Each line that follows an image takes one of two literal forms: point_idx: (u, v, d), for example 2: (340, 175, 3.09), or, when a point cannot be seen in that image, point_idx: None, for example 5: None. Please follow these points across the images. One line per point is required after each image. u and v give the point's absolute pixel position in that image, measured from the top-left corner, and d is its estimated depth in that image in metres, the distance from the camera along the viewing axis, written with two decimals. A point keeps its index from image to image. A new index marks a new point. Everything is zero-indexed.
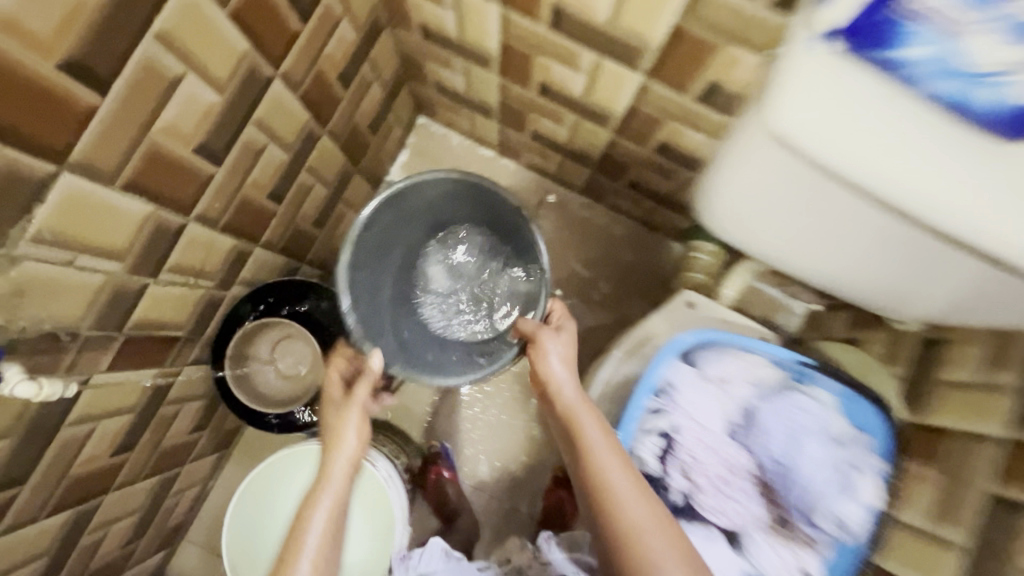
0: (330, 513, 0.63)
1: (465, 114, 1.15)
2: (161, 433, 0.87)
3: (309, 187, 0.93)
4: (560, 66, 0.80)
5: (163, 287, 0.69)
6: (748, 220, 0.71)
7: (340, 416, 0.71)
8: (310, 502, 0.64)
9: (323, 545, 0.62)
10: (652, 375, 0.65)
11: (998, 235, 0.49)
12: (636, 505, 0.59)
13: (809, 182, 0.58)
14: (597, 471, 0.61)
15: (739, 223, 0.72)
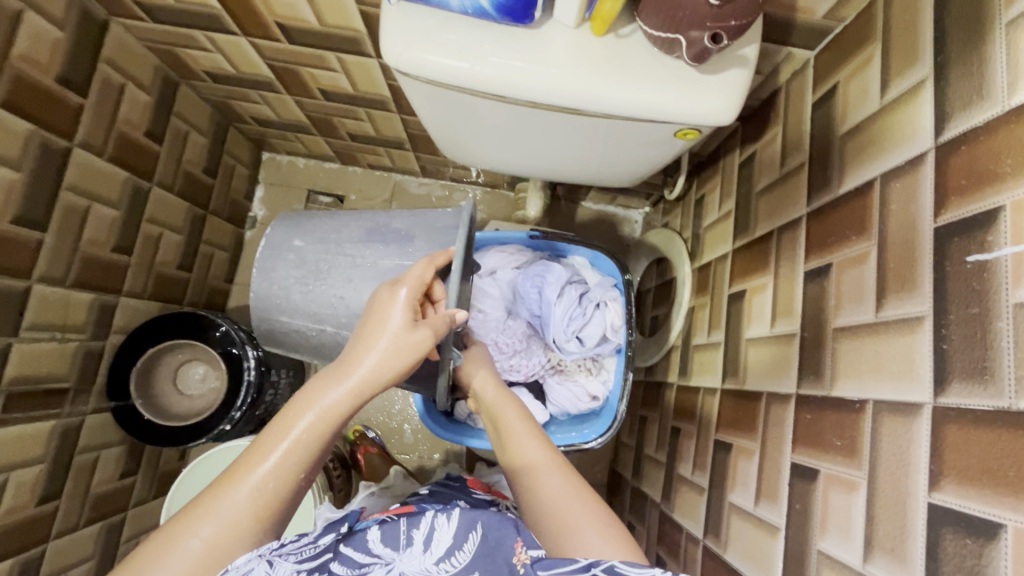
0: (311, 435, 0.51)
1: (294, 138, 1.30)
2: (85, 480, 0.99)
3: (158, 236, 1.07)
4: (321, 71, 0.95)
5: (27, 343, 0.82)
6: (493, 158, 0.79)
7: (391, 314, 0.55)
8: (306, 398, 0.52)
9: (272, 477, 0.50)
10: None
11: (568, 97, 0.57)
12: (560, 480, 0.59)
13: (446, 103, 0.65)
14: (523, 452, 0.62)
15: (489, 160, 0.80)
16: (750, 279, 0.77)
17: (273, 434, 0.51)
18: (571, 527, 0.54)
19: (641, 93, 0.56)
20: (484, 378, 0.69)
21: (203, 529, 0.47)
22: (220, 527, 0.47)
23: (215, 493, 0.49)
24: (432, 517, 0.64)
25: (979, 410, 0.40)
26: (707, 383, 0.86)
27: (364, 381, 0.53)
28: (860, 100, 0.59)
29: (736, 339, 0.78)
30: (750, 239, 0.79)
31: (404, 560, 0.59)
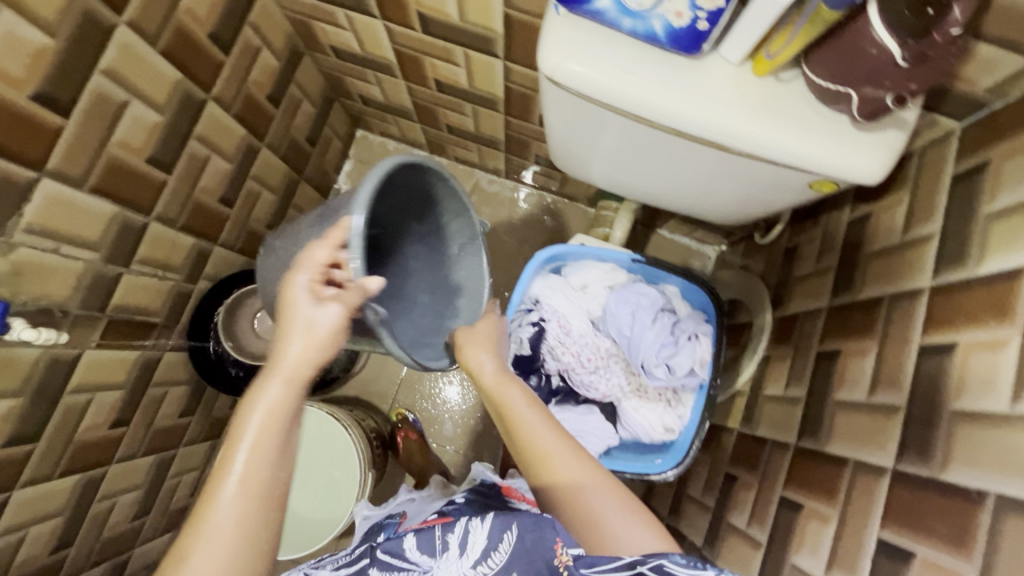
0: (267, 428, 0.51)
1: (392, 120, 1.34)
2: (152, 412, 1.03)
3: (257, 194, 1.11)
4: (443, 63, 0.98)
5: (134, 276, 0.86)
6: (599, 166, 0.78)
7: (298, 298, 0.55)
8: (250, 400, 0.52)
9: (256, 470, 0.50)
10: (525, 286, 0.78)
11: (720, 130, 0.57)
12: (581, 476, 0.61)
13: (583, 113, 0.66)
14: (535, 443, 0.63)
15: (592, 168, 0.80)
16: (847, 340, 0.75)
17: (233, 438, 0.50)
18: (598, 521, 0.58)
19: (794, 138, 0.56)
20: (484, 358, 0.69)
21: (201, 551, 0.47)
22: (221, 544, 0.47)
23: (195, 519, 0.48)
24: (466, 522, 0.63)
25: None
26: (777, 436, 0.84)
27: (312, 359, 0.54)
28: (1016, 182, 0.57)
29: (822, 399, 0.76)
30: (852, 300, 0.77)
31: (441, 567, 0.61)
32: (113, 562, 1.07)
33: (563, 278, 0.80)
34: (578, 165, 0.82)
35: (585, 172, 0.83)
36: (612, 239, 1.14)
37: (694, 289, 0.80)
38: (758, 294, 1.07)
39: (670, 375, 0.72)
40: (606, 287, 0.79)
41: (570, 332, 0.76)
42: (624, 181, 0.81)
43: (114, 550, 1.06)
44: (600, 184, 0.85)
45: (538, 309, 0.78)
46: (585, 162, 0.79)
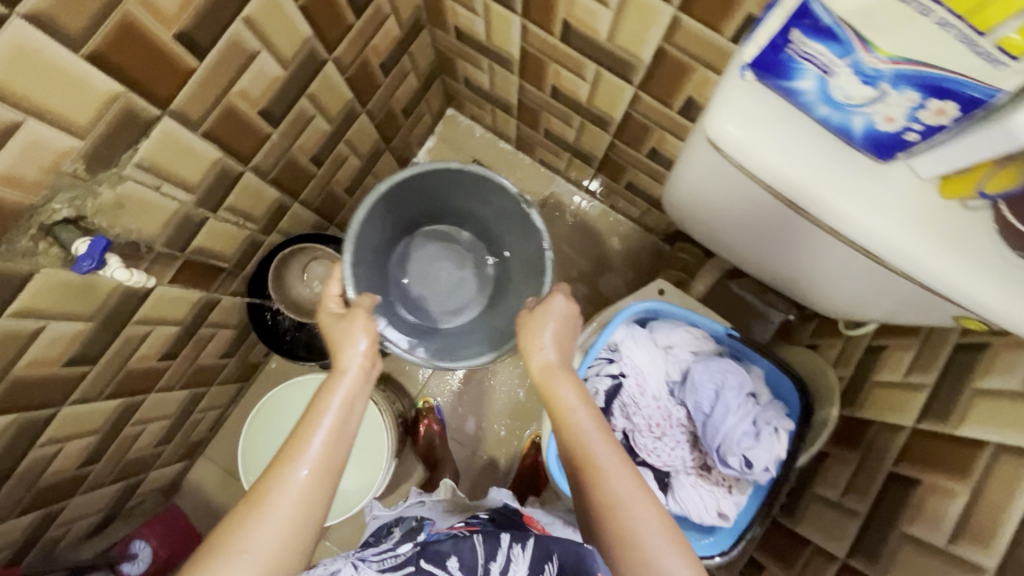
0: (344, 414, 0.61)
1: (490, 110, 1.30)
2: (198, 350, 1.03)
3: (347, 158, 1.09)
4: (569, 73, 0.93)
5: (218, 221, 0.85)
6: (710, 215, 0.76)
7: (357, 337, 0.67)
8: (330, 387, 0.63)
9: (329, 441, 0.58)
10: (608, 332, 0.75)
11: (886, 244, 0.52)
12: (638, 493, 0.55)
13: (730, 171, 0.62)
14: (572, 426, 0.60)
15: (700, 217, 0.78)
16: (930, 473, 0.71)
17: (312, 418, 0.59)
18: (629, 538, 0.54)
19: (969, 272, 0.51)
20: (545, 345, 0.67)
21: (280, 501, 0.54)
22: (292, 498, 0.54)
23: (281, 469, 0.55)
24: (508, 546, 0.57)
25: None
26: (822, 543, 0.81)
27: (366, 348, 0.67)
28: None
29: (886, 524, 0.73)
30: (945, 433, 0.73)
31: None
32: (129, 481, 1.09)
33: (649, 332, 0.76)
34: (685, 213, 0.80)
35: (690, 220, 0.81)
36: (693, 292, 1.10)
37: (779, 374, 0.77)
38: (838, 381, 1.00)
39: (745, 468, 0.68)
40: (692, 352, 0.75)
41: (645, 391, 0.74)
42: (730, 234, 0.78)
43: (133, 471, 1.08)
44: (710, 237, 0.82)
45: (616, 359, 0.75)
46: (702, 216, 0.77)
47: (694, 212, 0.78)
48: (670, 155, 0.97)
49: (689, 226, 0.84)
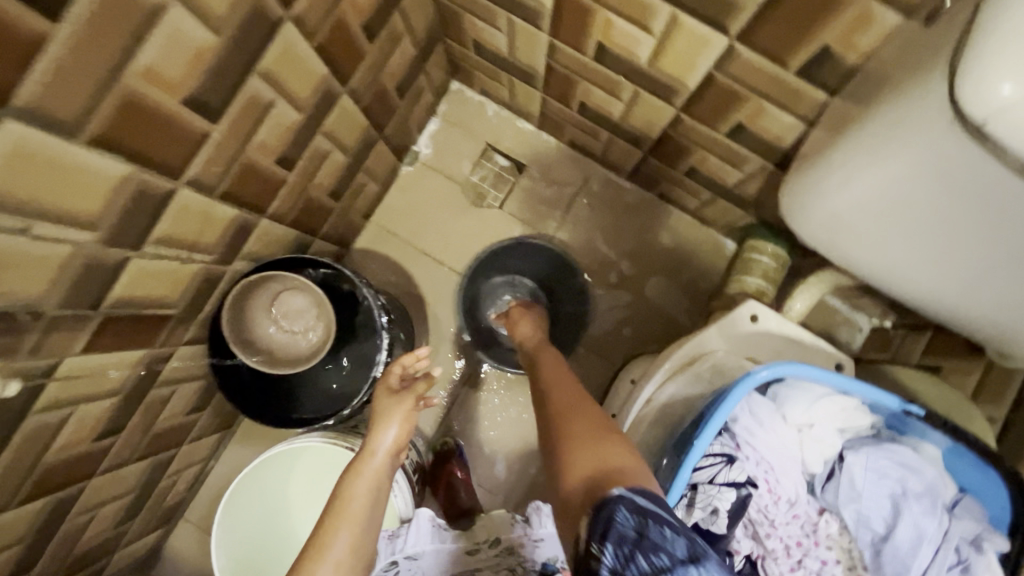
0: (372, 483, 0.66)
1: (507, 81, 1.03)
2: (155, 413, 0.80)
3: (327, 154, 0.83)
4: (626, 24, 0.66)
5: (147, 260, 0.60)
6: (859, 223, 0.57)
7: (393, 412, 0.70)
8: (363, 464, 0.68)
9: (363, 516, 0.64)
10: (727, 410, 0.56)
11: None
12: (574, 406, 0.61)
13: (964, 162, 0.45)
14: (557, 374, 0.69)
15: (838, 225, 0.59)
16: None
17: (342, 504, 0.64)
18: (631, 470, 0.51)
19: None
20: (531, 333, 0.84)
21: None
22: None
23: (312, 555, 0.60)
24: None
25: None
26: None
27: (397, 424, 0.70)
28: None
29: None
30: None
31: None
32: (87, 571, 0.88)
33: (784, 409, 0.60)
34: (812, 221, 0.61)
35: (816, 230, 0.62)
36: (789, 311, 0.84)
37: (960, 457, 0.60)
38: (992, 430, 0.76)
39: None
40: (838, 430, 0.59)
41: (779, 498, 0.59)
42: (876, 252, 0.60)
43: (90, 559, 0.87)
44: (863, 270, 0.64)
45: (736, 451, 0.58)
46: (838, 226, 0.59)
47: (829, 221, 0.60)
48: (766, 134, 0.71)
49: (799, 231, 0.65)
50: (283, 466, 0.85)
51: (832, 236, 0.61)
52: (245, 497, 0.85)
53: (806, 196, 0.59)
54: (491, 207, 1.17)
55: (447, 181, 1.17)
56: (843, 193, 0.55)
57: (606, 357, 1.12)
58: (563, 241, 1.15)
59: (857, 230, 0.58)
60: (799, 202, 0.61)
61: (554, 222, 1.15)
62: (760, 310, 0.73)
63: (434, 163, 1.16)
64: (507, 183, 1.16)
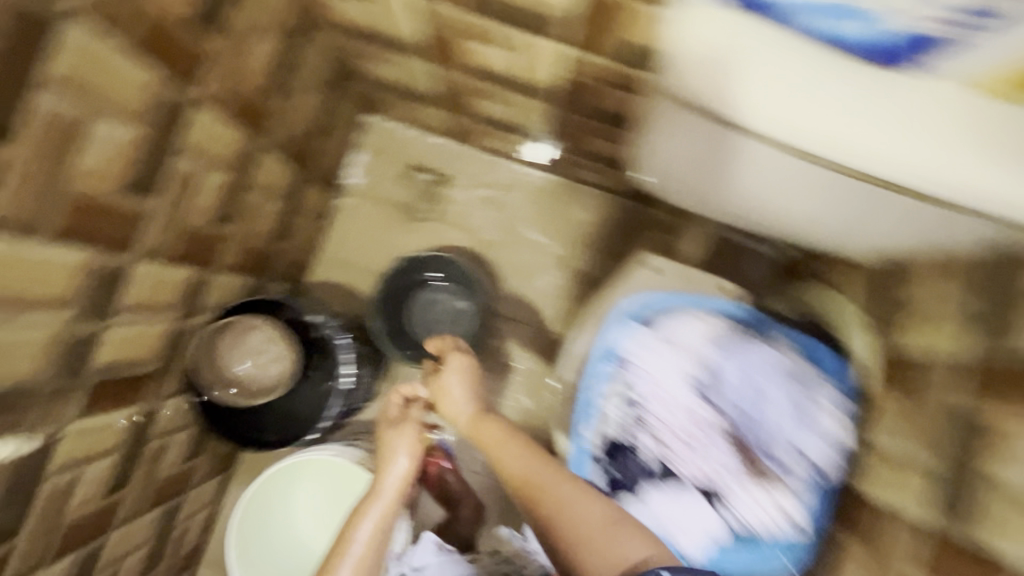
0: (380, 517, 0.84)
1: (408, 105, 1.14)
2: (154, 464, 0.89)
3: (258, 203, 0.93)
4: (482, 45, 0.78)
5: (116, 327, 0.70)
6: (700, 154, 0.75)
7: (397, 443, 0.88)
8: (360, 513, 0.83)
9: (368, 541, 0.82)
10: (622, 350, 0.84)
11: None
12: (507, 442, 0.81)
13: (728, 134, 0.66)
14: (481, 422, 0.85)
15: (690, 153, 0.77)
16: (1003, 410, 0.61)
17: (351, 526, 0.83)
18: (581, 545, 0.71)
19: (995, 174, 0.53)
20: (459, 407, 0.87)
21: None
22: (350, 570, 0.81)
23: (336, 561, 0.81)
24: None
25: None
26: (894, 504, 0.72)
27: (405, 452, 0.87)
28: None
29: (964, 476, 0.64)
30: (1006, 356, 0.63)
31: None
32: None
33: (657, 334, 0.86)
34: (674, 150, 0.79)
35: (677, 155, 0.80)
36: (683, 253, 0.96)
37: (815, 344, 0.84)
38: (866, 314, 0.90)
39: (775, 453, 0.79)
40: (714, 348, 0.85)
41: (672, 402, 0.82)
42: (718, 175, 0.78)
43: None
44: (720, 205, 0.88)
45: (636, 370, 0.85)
46: (688, 153, 0.77)
47: (683, 151, 0.77)
48: (622, 111, 0.84)
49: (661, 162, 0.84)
50: (292, 471, 0.96)
51: (688, 162, 0.80)
52: (260, 501, 0.94)
53: (664, 131, 0.77)
54: (427, 220, 1.27)
55: (380, 205, 1.26)
56: (684, 128, 0.73)
57: (554, 329, 1.24)
58: (494, 235, 1.26)
59: (699, 157, 0.76)
60: (655, 127, 0.79)
61: (483, 219, 1.27)
62: (651, 267, 0.92)
63: (363, 190, 1.27)
64: (437, 197, 1.27)
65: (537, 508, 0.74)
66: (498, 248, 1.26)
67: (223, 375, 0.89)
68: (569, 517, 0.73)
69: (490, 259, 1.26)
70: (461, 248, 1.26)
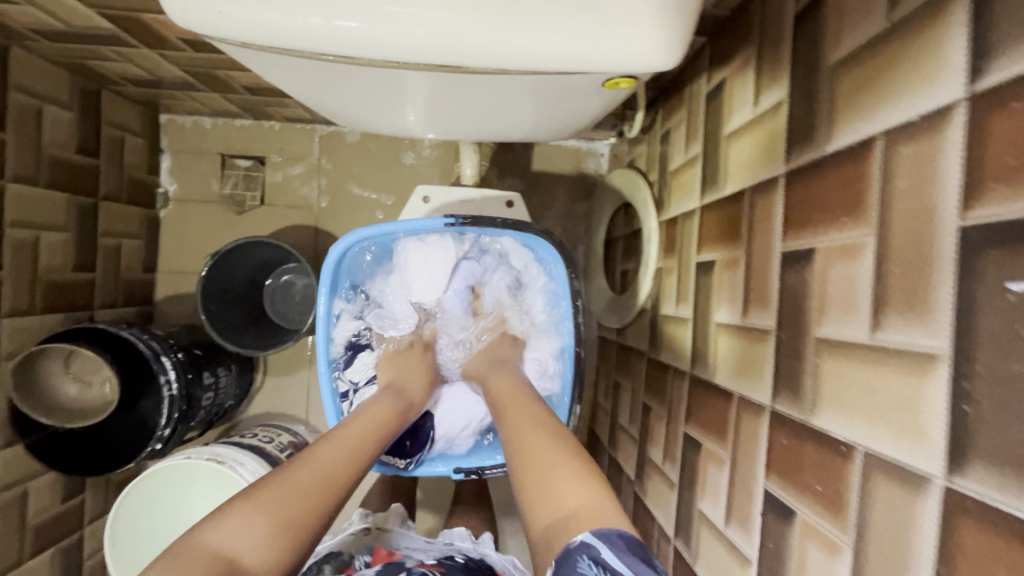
0: (324, 474, 0.55)
1: (185, 95, 1.10)
2: (19, 512, 0.89)
3: (35, 238, 0.92)
4: (169, 17, 0.74)
5: None
6: (340, 100, 0.65)
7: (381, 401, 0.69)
8: (302, 457, 0.56)
9: (290, 509, 0.51)
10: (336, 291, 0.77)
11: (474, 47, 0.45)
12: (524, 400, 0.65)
13: (323, 71, 0.55)
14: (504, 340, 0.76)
15: (336, 103, 0.66)
16: (720, 248, 0.63)
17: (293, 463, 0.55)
18: (558, 487, 0.49)
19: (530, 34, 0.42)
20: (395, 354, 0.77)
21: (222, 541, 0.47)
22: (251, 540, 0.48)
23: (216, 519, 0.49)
24: None
25: (1006, 514, 0.27)
26: (676, 363, 0.74)
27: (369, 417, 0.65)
28: (861, 15, 0.41)
29: (705, 320, 0.66)
30: (719, 196, 0.64)
31: None
32: None
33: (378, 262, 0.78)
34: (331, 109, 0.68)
35: (339, 112, 0.69)
36: (470, 177, 0.95)
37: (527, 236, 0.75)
38: (654, 188, 0.90)
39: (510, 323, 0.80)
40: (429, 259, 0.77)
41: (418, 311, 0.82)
42: (377, 108, 0.67)
43: None
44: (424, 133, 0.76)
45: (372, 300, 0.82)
46: (338, 103, 0.66)
47: (332, 104, 0.66)
48: None
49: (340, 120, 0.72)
50: (171, 472, 0.93)
51: (348, 109, 0.68)
52: (143, 498, 0.93)
53: (304, 100, 0.66)
54: (254, 206, 1.23)
55: (206, 204, 1.24)
56: (296, 89, 0.62)
57: None
58: (328, 203, 1.24)
59: (340, 99, 0.64)
60: (311, 102, 0.67)
61: (312, 190, 1.24)
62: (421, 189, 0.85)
63: (185, 194, 1.23)
64: (257, 180, 1.24)
65: (545, 475, 0.51)
66: (335, 215, 1.24)
67: (61, 410, 0.91)
68: (537, 472, 0.52)
69: (330, 229, 1.24)
70: (298, 224, 1.24)
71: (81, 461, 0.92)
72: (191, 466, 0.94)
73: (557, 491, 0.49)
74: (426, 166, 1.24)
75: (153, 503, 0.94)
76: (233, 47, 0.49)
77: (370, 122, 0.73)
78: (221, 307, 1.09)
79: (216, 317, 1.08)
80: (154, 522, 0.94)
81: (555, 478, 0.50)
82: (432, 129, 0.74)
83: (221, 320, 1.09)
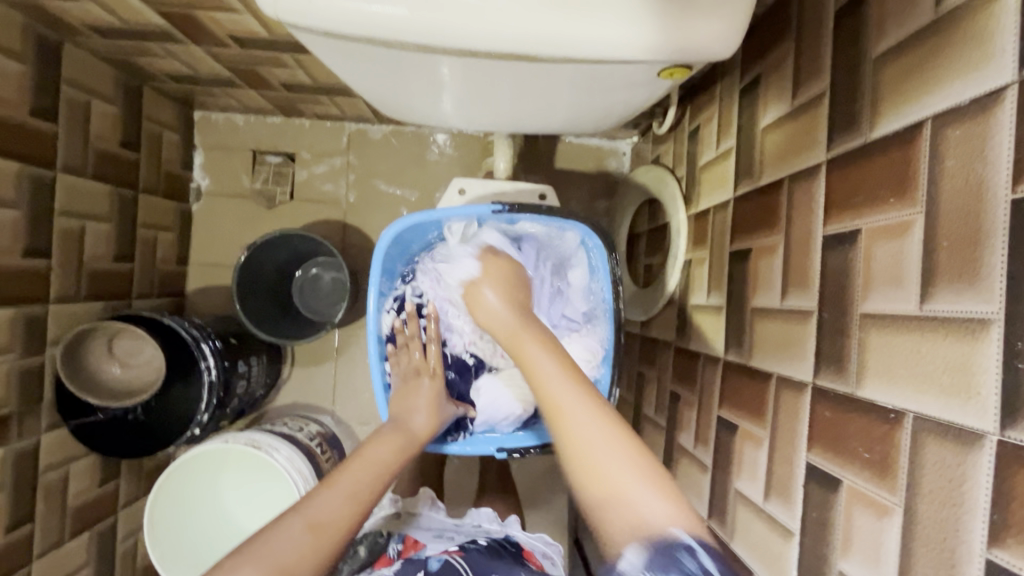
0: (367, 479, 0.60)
1: (222, 92, 1.13)
2: (60, 494, 0.92)
3: (81, 228, 0.95)
4: (222, 14, 0.77)
5: None
6: (393, 92, 0.68)
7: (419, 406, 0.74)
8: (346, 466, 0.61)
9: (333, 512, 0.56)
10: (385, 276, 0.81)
11: (537, 38, 0.47)
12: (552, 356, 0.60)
13: (380, 61, 0.59)
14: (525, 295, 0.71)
15: (388, 94, 0.69)
16: (756, 237, 0.65)
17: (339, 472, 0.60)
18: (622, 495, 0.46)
19: None
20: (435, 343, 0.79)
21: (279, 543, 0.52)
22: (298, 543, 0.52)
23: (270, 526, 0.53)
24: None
25: None
26: (708, 350, 0.77)
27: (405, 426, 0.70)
28: (905, 10, 0.44)
29: (740, 306, 0.68)
30: (754, 187, 0.67)
31: None
32: None
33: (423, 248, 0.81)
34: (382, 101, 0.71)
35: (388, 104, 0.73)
36: (502, 171, 0.98)
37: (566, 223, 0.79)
38: (682, 183, 0.93)
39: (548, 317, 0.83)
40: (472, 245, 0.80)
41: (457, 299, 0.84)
42: (426, 100, 0.70)
43: None
44: (463, 126, 0.80)
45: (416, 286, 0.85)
46: (389, 95, 0.69)
47: (383, 96, 0.70)
48: None
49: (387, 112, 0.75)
50: (203, 461, 0.96)
51: (397, 101, 0.71)
52: (172, 493, 0.94)
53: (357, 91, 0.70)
54: (284, 202, 1.26)
55: (236, 199, 1.27)
56: (353, 81, 0.65)
57: None
58: (356, 199, 1.27)
59: (392, 90, 0.67)
60: (363, 94, 0.70)
61: (341, 186, 1.27)
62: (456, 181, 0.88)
63: (216, 189, 1.26)
64: (288, 176, 1.26)
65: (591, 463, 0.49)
66: (363, 211, 1.27)
67: (107, 388, 0.94)
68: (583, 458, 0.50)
69: (358, 224, 1.27)
70: (327, 219, 1.27)
71: (124, 444, 0.96)
72: (226, 452, 0.96)
73: (603, 474, 0.48)
74: (451, 163, 1.27)
75: (183, 495, 0.96)
76: (306, 37, 0.52)
77: (416, 114, 0.76)
78: (256, 298, 1.13)
79: (250, 308, 1.11)
80: (188, 513, 0.96)
81: (608, 469, 0.48)
82: (475, 121, 0.78)
83: (255, 311, 1.12)
